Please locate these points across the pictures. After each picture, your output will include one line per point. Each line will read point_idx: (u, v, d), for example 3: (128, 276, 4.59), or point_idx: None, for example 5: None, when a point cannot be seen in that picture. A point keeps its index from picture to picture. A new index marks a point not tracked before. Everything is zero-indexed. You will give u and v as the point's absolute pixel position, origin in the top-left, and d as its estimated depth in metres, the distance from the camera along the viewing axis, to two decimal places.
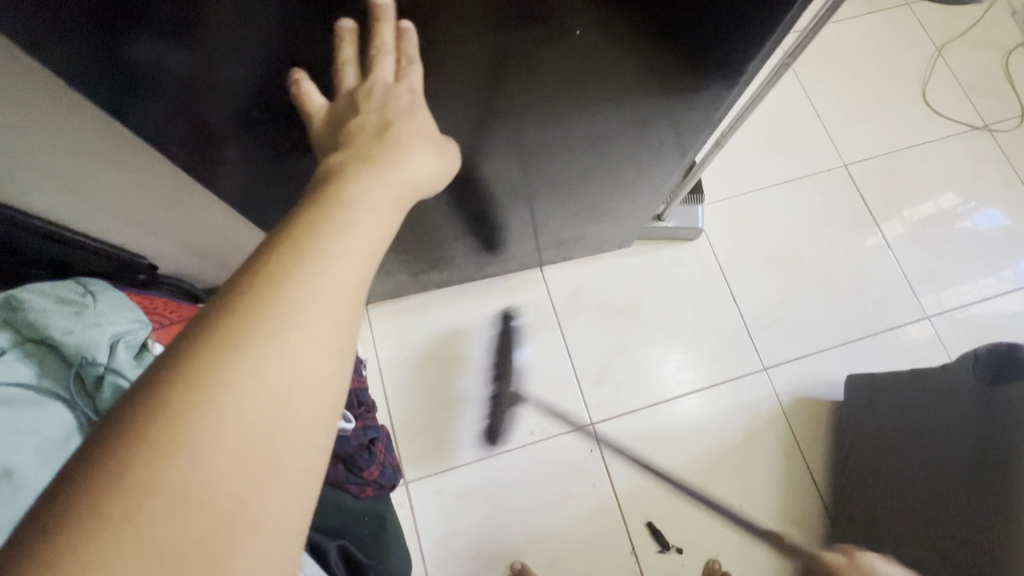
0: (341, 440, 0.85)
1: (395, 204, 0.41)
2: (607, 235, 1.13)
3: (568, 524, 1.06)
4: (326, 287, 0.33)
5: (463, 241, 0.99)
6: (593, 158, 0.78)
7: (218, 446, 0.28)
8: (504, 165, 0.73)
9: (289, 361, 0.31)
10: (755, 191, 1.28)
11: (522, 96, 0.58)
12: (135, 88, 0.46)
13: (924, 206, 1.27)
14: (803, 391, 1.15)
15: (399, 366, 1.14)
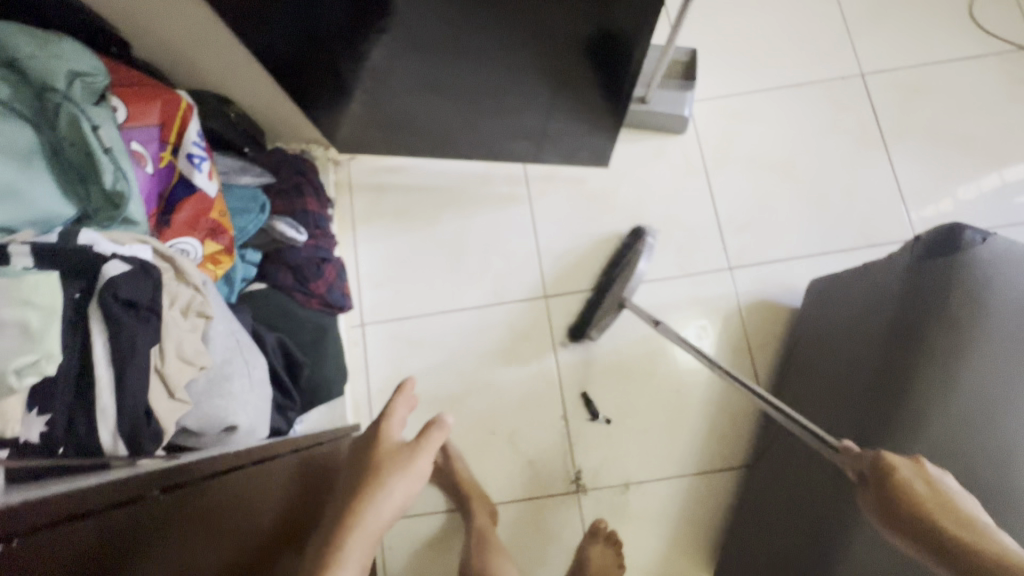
0: (293, 251, 0.94)
1: (408, 486, 0.52)
2: (589, 145, 1.10)
3: (507, 382, 1.13)
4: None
5: (431, 106, 1.00)
6: (561, 29, 0.77)
7: None
8: (466, 19, 0.77)
9: None
10: (755, 91, 1.22)
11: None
12: None
13: (984, 180, 1.15)
14: (764, 294, 1.13)
15: (374, 220, 1.22)
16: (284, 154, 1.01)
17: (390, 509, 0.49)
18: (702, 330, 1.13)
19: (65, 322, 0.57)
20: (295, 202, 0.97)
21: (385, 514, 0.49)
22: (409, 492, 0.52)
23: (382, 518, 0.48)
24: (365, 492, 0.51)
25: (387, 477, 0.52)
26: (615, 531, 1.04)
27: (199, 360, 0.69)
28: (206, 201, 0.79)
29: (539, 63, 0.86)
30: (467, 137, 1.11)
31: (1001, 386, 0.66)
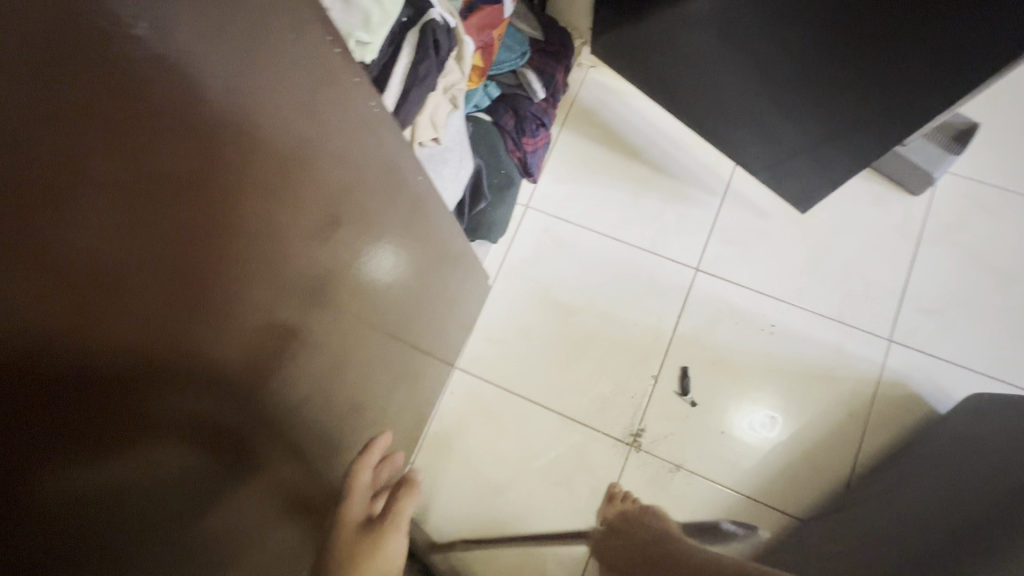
0: (527, 103, 1.01)
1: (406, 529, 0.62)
2: (805, 178, 1.06)
3: (619, 320, 1.15)
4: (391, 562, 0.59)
5: (699, 51, 1.02)
6: (872, 34, 0.75)
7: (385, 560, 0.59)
8: None
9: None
10: (1020, 193, 1.11)
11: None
12: None
13: None
14: (911, 381, 1.06)
15: (583, 126, 1.27)
16: (557, 25, 1.09)
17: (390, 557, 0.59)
18: (769, 419, 1.08)
19: (390, 34, 0.66)
20: (547, 65, 1.04)
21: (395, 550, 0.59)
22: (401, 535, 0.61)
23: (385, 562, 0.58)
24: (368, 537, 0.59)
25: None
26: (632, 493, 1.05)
27: (439, 129, 0.78)
28: (499, 16, 0.88)
29: (825, 59, 0.84)
30: (703, 103, 1.11)
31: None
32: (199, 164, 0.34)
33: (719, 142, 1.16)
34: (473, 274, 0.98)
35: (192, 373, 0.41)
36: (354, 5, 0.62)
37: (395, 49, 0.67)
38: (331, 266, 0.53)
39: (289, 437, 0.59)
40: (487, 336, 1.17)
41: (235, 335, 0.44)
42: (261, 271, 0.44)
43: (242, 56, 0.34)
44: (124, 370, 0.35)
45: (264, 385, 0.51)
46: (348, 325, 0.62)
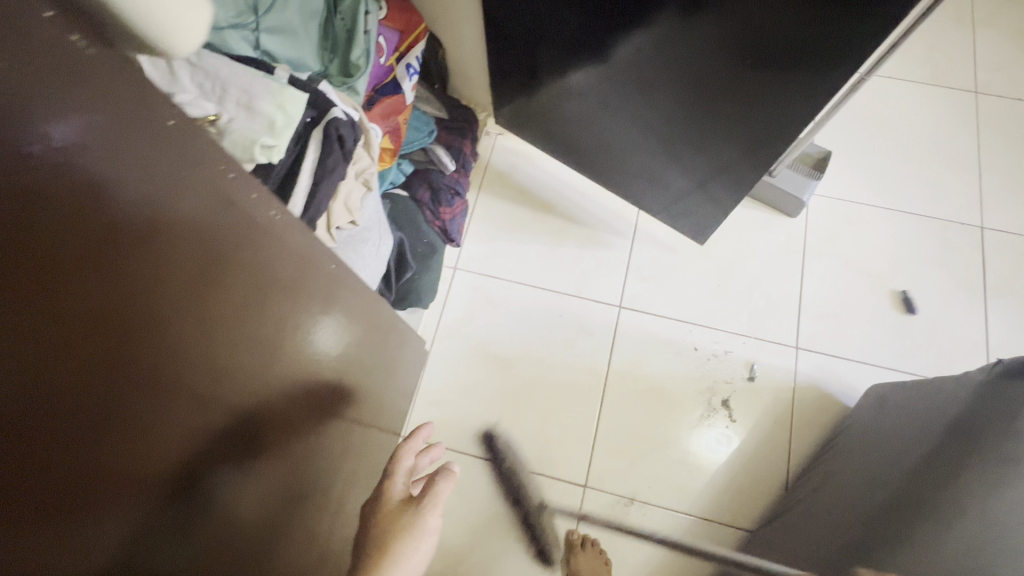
0: (439, 176, 1.09)
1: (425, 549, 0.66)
2: (698, 215, 1.19)
3: (557, 364, 1.21)
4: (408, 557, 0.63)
5: (589, 115, 1.15)
6: (720, 94, 0.90)
7: (407, 558, 0.63)
8: (649, 49, 0.91)
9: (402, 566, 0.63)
10: (874, 205, 1.30)
11: (762, 7, 0.73)
12: None
13: None
14: (822, 383, 1.17)
15: (498, 188, 1.36)
16: (460, 104, 1.19)
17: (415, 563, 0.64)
18: (723, 436, 1.14)
19: (294, 134, 0.72)
20: (454, 140, 1.13)
21: (422, 551, 0.65)
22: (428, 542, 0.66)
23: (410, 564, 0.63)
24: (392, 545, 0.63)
25: (399, 544, 0.63)
26: (590, 536, 1.06)
27: (355, 213, 0.83)
28: (402, 103, 0.96)
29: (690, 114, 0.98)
30: (600, 158, 1.24)
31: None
32: (119, 274, 0.35)
33: (620, 190, 1.28)
34: (406, 341, 1.01)
35: (114, 488, 0.39)
36: (258, 114, 0.68)
37: (301, 147, 0.72)
38: (256, 352, 0.54)
39: (231, 541, 0.56)
40: (430, 401, 1.18)
41: (162, 437, 0.43)
42: (195, 370, 0.45)
43: (160, 180, 0.37)
44: (42, 500, 0.33)
45: (201, 485, 0.49)
46: (278, 410, 0.61)
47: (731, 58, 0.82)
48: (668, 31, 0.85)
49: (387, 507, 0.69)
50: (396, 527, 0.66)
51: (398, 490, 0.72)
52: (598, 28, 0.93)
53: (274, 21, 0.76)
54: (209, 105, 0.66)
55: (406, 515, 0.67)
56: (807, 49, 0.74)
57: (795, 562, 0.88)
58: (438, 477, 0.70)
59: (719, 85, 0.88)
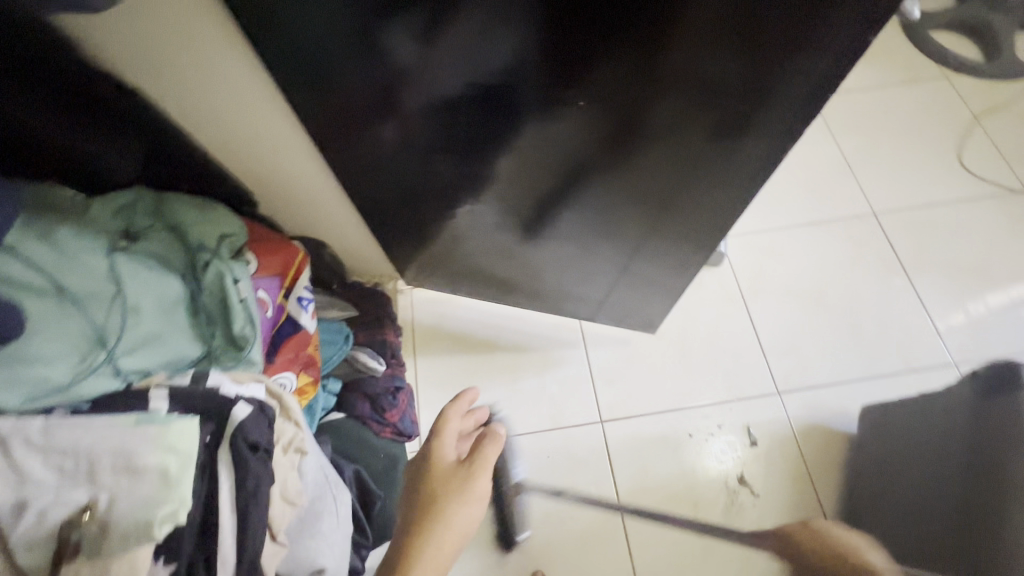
0: (372, 380, 0.99)
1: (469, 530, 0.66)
2: (637, 309, 1.16)
3: (566, 511, 1.11)
4: (448, 538, 0.64)
5: (499, 257, 1.11)
6: (632, 207, 0.82)
7: (454, 527, 0.64)
8: (543, 179, 0.82)
9: (450, 540, 0.64)
10: (780, 228, 1.35)
11: (629, 100, 0.63)
12: (358, 57, 0.65)
13: (1013, 324, 1.22)
14: (817, 420, 1.15)
15: (432, 346, 1.28)
16: (365, 288, 1.11)
17: (463, 528, 0.65)
18: (728, 443, 1.14)
19: (198, 467, 0.60)
20: (374, 334, 1.05)
21: (466, 520, 0.65)
22: (472, 513, 0.66)
23: (458, 530, 0.64)
24: (436, 523, 0.64)
25: (450, 508, 0.65)
26: None
27: (297, 501, 0.69)
28: (308, 337, 0.86)
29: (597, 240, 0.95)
30: (524, 286, 1.20)
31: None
32: None
33: (554, 306, 1.24)
34: None
35: None
36: (145, 475, 0.55)
37: (210, 476, 0.61)
38: None
39: None
40: None
41: None
42: None
43: None
44: None
45: None
46: None
47: (629, 175, 0.75)
48: (544, 145, 0.75)
49: (438, 469, 0.69)
50: (447, 493, 0.66)
51: (448, 451, 0.72)
52: (479, 173, 0.84)
53: (131, 338, 0.64)
54: (79, 493, 0.54)
55: (446, 483, 0.68)
56: (703, 159, 0.68)
57: None
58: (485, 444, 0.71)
59: (611, 212, 0.85)
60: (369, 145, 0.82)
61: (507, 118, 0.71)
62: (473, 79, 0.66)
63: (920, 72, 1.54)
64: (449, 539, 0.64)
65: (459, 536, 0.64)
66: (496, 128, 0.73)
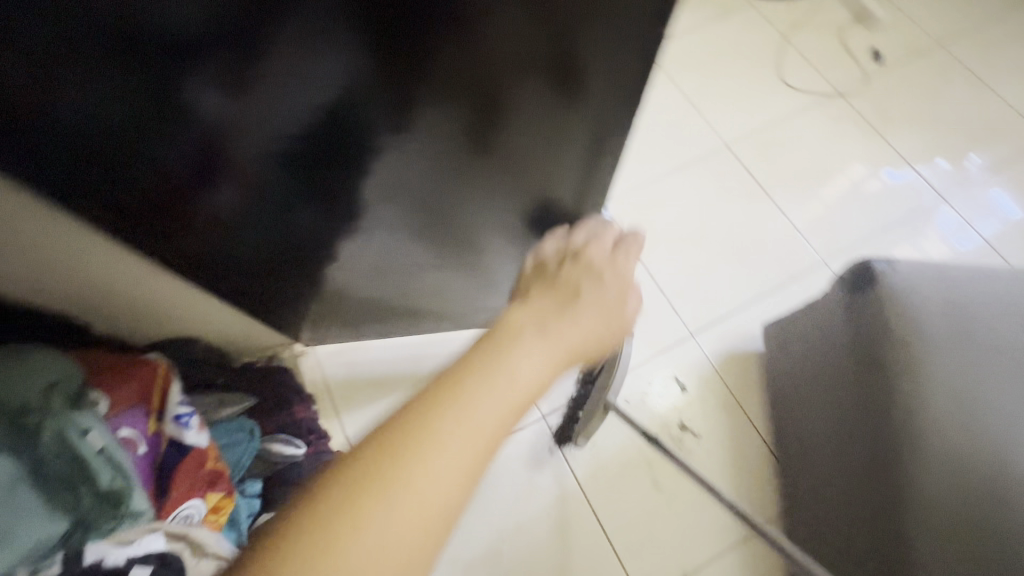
0: (295, 467, 0.91)
1: (546, 381, 0.42)
2: None
3: (537, 517, 1.11)
4: (451, 449, 0.35)
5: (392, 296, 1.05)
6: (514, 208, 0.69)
7: (474, 427, 0.36)
8: (413, 201, 0.66)
9: (452, 433, 0.36)
10: (652, 181, 1.41)
11: (474, 100, 0.47)
12: (121, 139, 0.42)
13: (860, 213, 1.38)
14: (730, 349, 1.24)
15: (354, 400, 1.20)
16: (259, 371, 1.02)
17: (527, 370, 0.41)
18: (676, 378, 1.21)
19: None
20: (282, 418, 0.97)
21: (525, 372, 0.41)
22: (547, 355, 0.44)
23: (518, 382, 0.40)
24: (486, 372, 0.39)
25: (542, 291, 0.52)
26: None
27: None
28: (202, 453, 0.78)
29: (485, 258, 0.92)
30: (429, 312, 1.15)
31: (972, 380, 0.77)
32: None
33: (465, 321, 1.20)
34: None
35: None
36: None
37: None
38: None
39: None
40: None
41: None
42: None
43: None
44: None
45: None
46: None
47: (507, 175, 0.61)
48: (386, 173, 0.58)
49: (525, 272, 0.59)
50: (535, 298, 0.50)
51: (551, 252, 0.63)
52: (340, 210, 0.66)
53: None
54: None
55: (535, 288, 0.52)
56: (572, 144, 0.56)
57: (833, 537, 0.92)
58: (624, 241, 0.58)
59: (484, 226, 0.76)
60: (199, 227, 0.63)
61: (358, 154, 0.53)
62: (283, 130, 0.47)
63: (730, 5, 1.66)
64: (482, 414, 0.37)
65: (490, 439, 0.37)
66: (347, 165, 0.55)
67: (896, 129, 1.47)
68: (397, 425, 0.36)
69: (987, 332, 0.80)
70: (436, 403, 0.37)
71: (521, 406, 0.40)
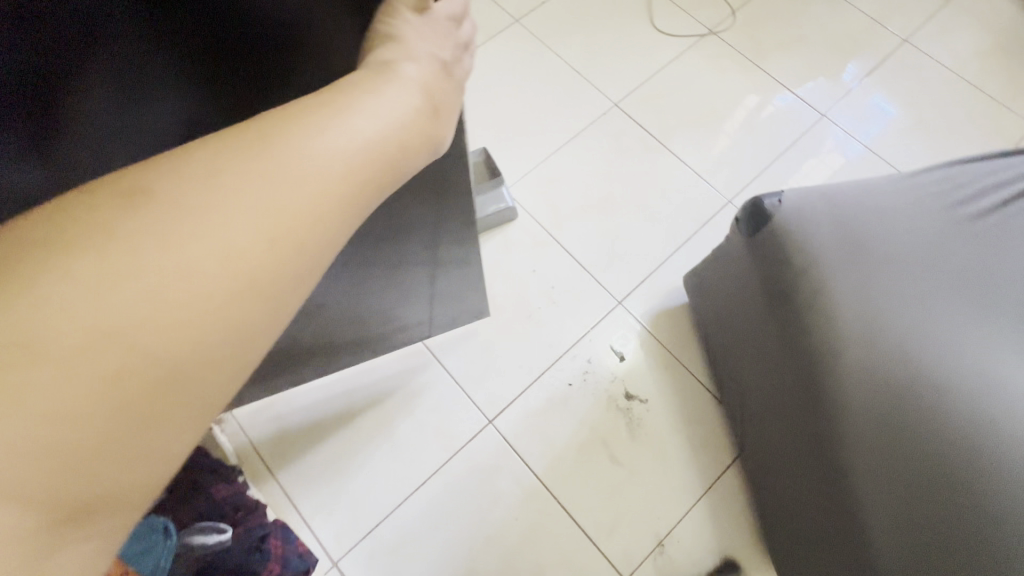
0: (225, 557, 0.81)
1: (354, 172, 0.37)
2: (464, 304, 1.11)
3: (503, 522, 1.08)
4: (223, 231, 0.32)
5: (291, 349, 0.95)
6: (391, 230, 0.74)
7: (257, 204, 0.33)
8: None
9: (221, 231, 0.32)
10: (549, 155, 1.37)
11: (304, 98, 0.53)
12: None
13: (753, 144, 1.40)
14: (657, 307, 1.24)
15: (285, 456, 1.10)
16: None
17: (322, 158, 0.35)
18: (624, 335, 1.21)
19: None
20: (198, 504, 0.87)
21: (322, 152, 0.35)
22: (353, 135, 0.37)
23: (306, 168, 0.34)
24: (257, 157, 0.34)
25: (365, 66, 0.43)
26: None
27: None
28: None
29: (376, 279, 0.85)
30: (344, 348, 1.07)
31: (873, 297, 0.79)
32: None
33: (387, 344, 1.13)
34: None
35: None
36: None
37: None
38: None
39: None
40: None
41: None
42: None
43: None
44: None
45: None
46: None
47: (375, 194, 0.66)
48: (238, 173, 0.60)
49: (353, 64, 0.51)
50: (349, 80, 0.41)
51: None
52: None
53: None
54: None
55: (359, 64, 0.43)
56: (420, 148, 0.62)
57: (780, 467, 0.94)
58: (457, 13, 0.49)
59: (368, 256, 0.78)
60: None
61: None
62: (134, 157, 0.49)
63: None
64: (260, 200, 0.33)
65: (276, 214, 0.33)
66: None
67: (771, 58, 1.50)
68: (149, 192, 0.32)
69: (878, 239, 0.82)
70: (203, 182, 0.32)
71: (316, 190, 0.35)
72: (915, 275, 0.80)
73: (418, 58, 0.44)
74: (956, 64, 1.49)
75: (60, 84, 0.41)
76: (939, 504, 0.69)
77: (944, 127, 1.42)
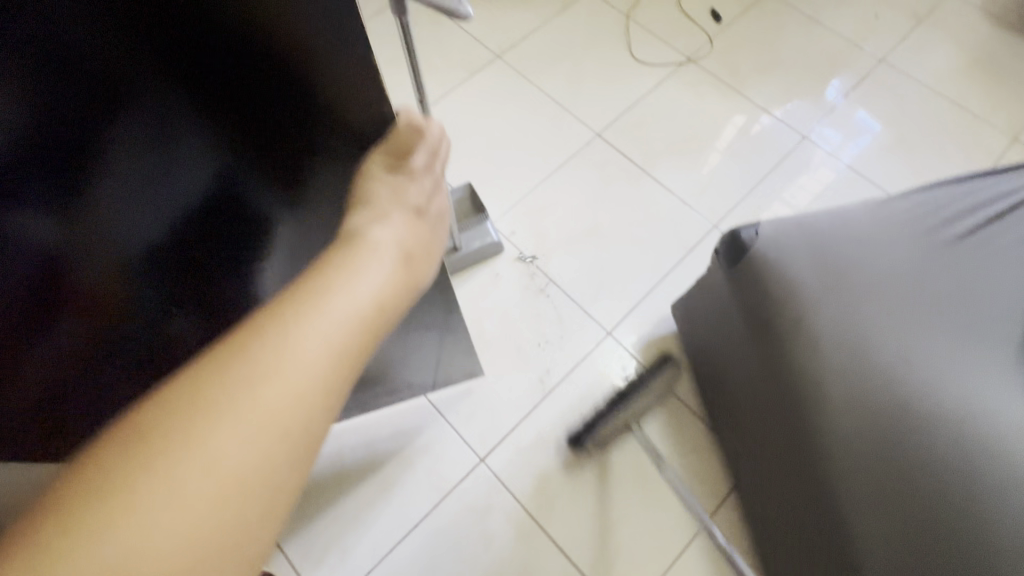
0: None
1: (341, 361, 0.36)
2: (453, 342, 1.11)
3: (497, 564, 1.06)
4: (216, 457, 0.31)
5: None
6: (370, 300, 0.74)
7: (247, 421, 0.32)
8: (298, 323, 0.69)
9: (214, 459, 0.31)
10: (534, 187, 1.39)
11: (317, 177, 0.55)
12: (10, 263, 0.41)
13: (736, 167, 1.41)
14: (647, 335, 1.24)
15: None
16: None
17: (310, 354, 0.35)
18: (616, 366, 1.21)
19: None
20: None
21: (309, 348, 0.35)
22: (339, 322, 0.36)
23: (292, 371, 0.34)
24: (244, 367, 0.33)
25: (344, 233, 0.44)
26: None
27: None
28: None
29: None
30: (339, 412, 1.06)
31: (855, 328, 0.78)
32: None
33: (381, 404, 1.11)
34: None
35: None
36: None
37: None
38: None
39: None
40: None
41: None
42: None
43: None
44: None
45: None
46: None
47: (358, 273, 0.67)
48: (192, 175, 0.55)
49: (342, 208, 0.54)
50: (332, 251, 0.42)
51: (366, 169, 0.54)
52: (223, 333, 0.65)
53: None
54: None
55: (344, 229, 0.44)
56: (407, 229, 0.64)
57: (774, 501, 0.92)
58: (426, 145, 0.51)
59: None
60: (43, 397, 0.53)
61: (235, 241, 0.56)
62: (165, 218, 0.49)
63: None
64: (249, 417, 0.32)
65: (264, 428, 0.32)
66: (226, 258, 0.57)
67: (749, 82, 1.52)
68: (143, 422, 0.32)
69: (855, 269, 0.81)
70: (195, 407, 0.32)
71: (307, 391, 0.34)
72: (896, 305, 0.78)
73: (390, 219, 0.46)
74: (933, 80, 1.51)
75: (123, 143, 0.42)
76: (933, 540, 0.67)
77: (924, 144, 1.43)
